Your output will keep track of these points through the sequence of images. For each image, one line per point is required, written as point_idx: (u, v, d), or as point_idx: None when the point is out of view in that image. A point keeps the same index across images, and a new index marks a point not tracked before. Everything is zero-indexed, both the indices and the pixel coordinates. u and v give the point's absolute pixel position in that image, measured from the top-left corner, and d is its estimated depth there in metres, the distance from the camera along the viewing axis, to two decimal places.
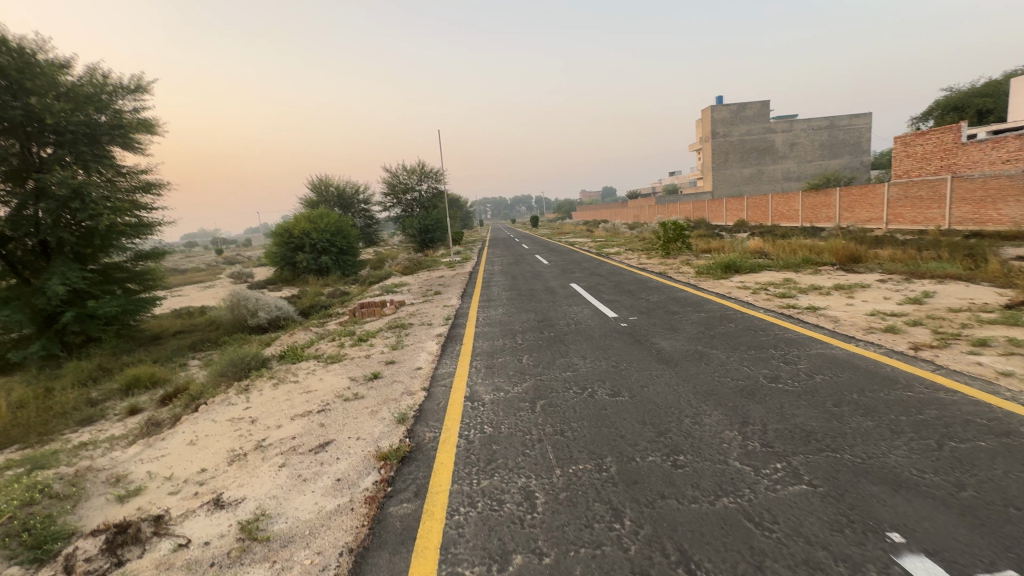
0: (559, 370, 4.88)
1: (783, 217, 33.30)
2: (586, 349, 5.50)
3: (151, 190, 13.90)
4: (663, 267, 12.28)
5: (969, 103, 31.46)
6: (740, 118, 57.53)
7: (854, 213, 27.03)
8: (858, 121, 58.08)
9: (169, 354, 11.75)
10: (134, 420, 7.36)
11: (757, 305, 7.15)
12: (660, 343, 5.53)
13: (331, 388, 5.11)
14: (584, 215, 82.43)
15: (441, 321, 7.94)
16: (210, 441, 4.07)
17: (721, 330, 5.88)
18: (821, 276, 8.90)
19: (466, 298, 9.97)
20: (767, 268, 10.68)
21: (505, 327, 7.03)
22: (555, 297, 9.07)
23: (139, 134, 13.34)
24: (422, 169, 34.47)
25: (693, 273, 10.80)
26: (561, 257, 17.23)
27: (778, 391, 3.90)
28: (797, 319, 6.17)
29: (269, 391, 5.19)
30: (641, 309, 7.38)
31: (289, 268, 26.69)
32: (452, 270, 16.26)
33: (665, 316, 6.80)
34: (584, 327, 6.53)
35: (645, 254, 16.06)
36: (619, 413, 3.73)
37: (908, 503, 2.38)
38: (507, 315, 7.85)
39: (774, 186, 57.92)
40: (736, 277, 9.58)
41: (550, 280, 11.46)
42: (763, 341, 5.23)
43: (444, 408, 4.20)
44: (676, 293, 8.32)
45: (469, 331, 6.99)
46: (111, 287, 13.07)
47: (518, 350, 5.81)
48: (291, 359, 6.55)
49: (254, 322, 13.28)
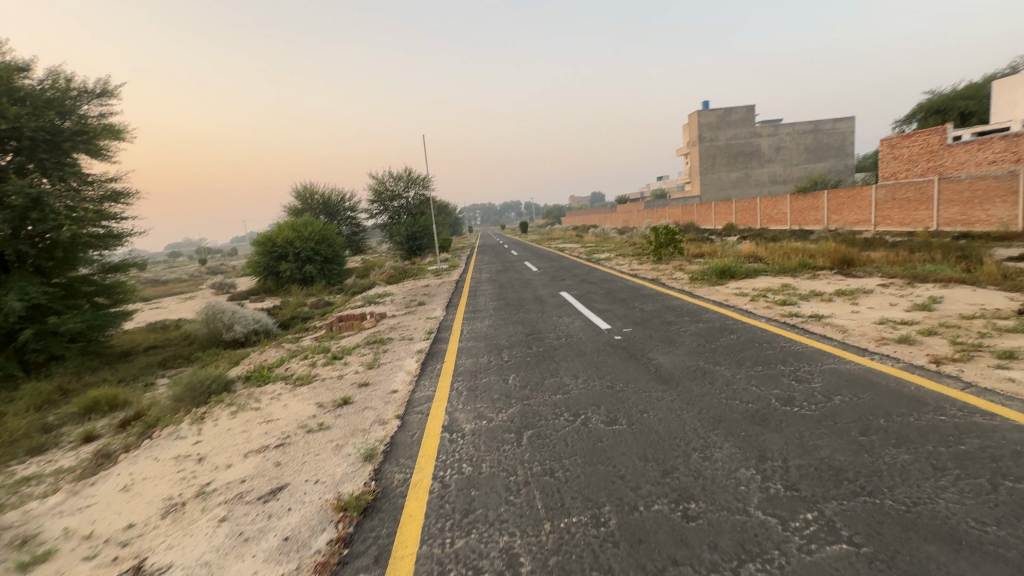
0: (549, 393, 4.41)
1: (772, 220, 33.33)
2: (578, 367, 5.04)
3: (120, 199, 13.24)
4: (655, 273, 11.91)
5: (952, 105, 31.81)
6: (726, 122, 57.97)
7: (842, 216, 27.05)
8: (842, 125, 58.83)
9: (137, 373, 11.06)
10: (86, 450, 6.72)
11: (758, 314, 6.75)
12: (658, 359, 5.08)
13: (293, 417, 4.57)
14: (574, 220, 82.42)
15: (422, 335, 7.44)
16: (145, 487, 3.52)
17: (723, 343, 5.45)
18: (820, 282, 8.55)
19: (451, 309, 9.48)
20: (762, 273, 10.34)
21: (491, 341, 6.54)
22: (544, 307, 8.61)
23: (105, 140, 12.70)
24: (408, 175, 34.04)
25: (687, 279, 10.43)
26: (551, 264, 16.81)
27: (794, 416, 3.46)
28: (803, 330, 5.76)
29: (225, 422, 4.62)
30: (635, 319, 6.94)
31: (272, 278, 25.98)
32: (439, 279, 15.78)
33: (661, 328, 6.36)
34: (576, 341, 6.07)
35: (636, 260, 15.71)
36: (616, 447, 3.25)
37: (977, 571, 1.93)
38: (493, 328, 7.36)
39: (760, 189, 58.34)
40: (732, 283, 9.22)
41: (540, 288, 11.02)
42: (769, 356, 4.80)
43: (418, 442, 3.70)
44: (671, 302, 7.91)
45: (452, 347, 6.50)
46: (76, 302, 12.37)
47: (503, 368, 5.33)
48: (257, 381, 5.97)
49: (229, 337, 12.62)
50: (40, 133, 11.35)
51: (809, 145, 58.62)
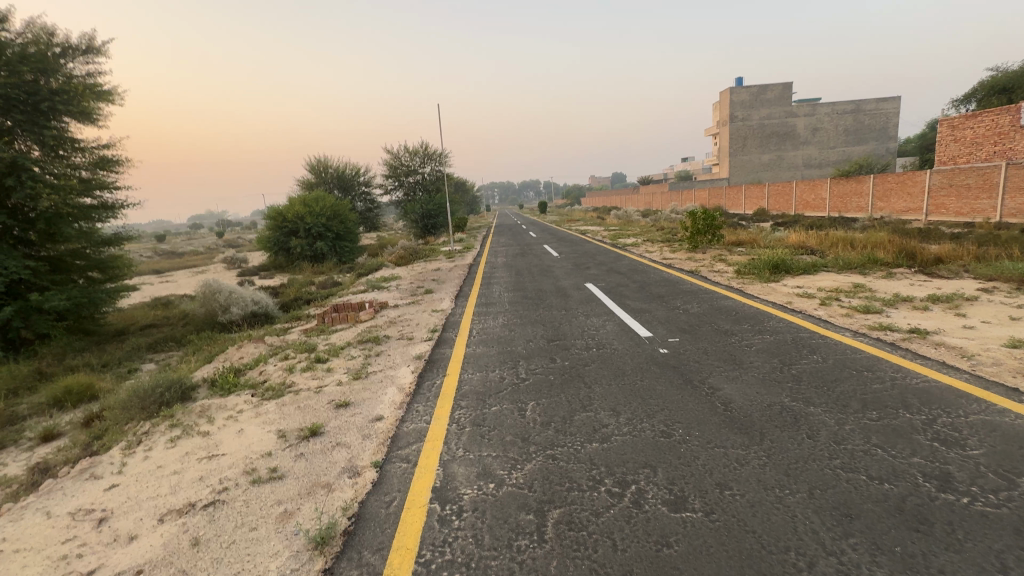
0: (581, 439, 3.23)
1: (808, 206, 31.19)
2: (617, 395, 3.84)
3: (110, 167, 12.31)
4: (693, 264, 10.56)
5: (1019, 84, 28.89)
6: (761, 100, 54.84)
7: (888, 203, 24.95)
8: (885, 105, 55.21)
9: (124, 357, 10.27)
10: (37, 455, 5.83)
11: (838, 325, 5.42)
12: (724, 389, 3.84)
13: (243, 453, 3.49)
14: (594, 201, 80.20)
15: (425, 334, 6.30)
16: (8, 570, 2.48)
17: (806, 367, 4.16)
18: (901, 284, 7.11)
19: (461, 300, 8.34)
20: (822, 267, 8.91)
21: (505, 349, 5.36)
22: (568, 302, 7.37)
23: (91, 102, 11.70)
24: (424, 150, 32.76)
25: (733, 272, 9.09)
26: (572, 249, 15.49)
27: (973, 520, 2.20)
28: (907, 351, 4.44)
29: (157, 456, 3.56)
30: (680, 326, 5.68)
31: (283, 253, 25.24)
32: (451, 262, 14.64)
33: (716, 340, 5.08)
34: (611, 353, 4.87)
35: (666, 247, 14.28)
36: (695, 562, 2.08)
37: None
38: (508, 329, 6.18)
39: (793, 173, 55.35)
40: (790, 281, 7.86)
41: (562, 277, 9.80)
42: (881, 394, 3.52)
43: (395, 518, 2.56)
44: (721, 303, 6.61)
45: (457, 354, 5.34)
46: (64, 277, 11.65)
47: (520, 390, 4.16)
48: (221, 390, 4.93)
49: (225, 320, 11.77)
50: (15, 90, 10.37)
51: (848, 126, 55.21)
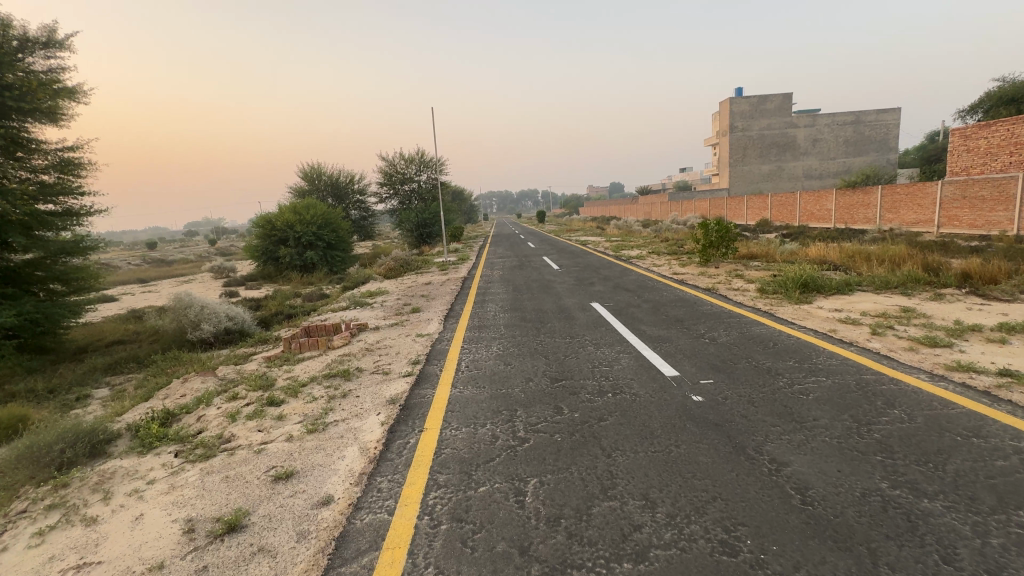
0: (605, 554, 2.22)
1: (813, 217, 30.41)
2: (648, 472, 2.84)
3: (73, 171, 11.45)
4: (708, 280, 9.60)
5: None
6: (761, 111, 54.51)
7: (898, 214, 24.17)
8: (885, 117, 54.87)
9: (76, 380, 9.24)
10: None
11: (907, 364, 4.43)
12: (792, 465, 2.84)
13: (126, 563, 2.46)
14: (593, 210, 79.56)
15: (404, 367, 5.29)
16: None
17: (891, 430, 3.17)
18: (958, 309, 6.16)
19: (450, 322, 7.33)
20: (856, 285, 7.96)
21: (499, 391, 4.34)
22: (573, 327, 6.40)
23: (52, 100, 10.85)
24: (421, 158, 31.96)
25: (756, 291, 8.13)
26: (574, 261, 14.53)
27: None
28: (1015, 405, 3.45)
29: (8, 565, 2.54)
30: (710, 362, 4.70)
31: (272, 263, 24.22)
32: (444, 275, 13.65)
33: (760, 383, 4.09)
34: (631, 402, 3.88)
35: (675, 260, 13.34)
36: None
37: None
38: (504, 362, 5.16)
39: (794, 184, 54.82)
40: (826, 302, 6.90)
41: (565, 295, 8.83)
42: (1020, 482, 2.53)
43: None
44: (755, 332, 5.62)
45: (439, 399, 4.31)
46: (19, 291, 10.71)
47: (517, 458, 3.14)
48: (141, 445, 3.90)
49: (195, 337, 10.72)
50: None
51: (849, 137, 54.83)
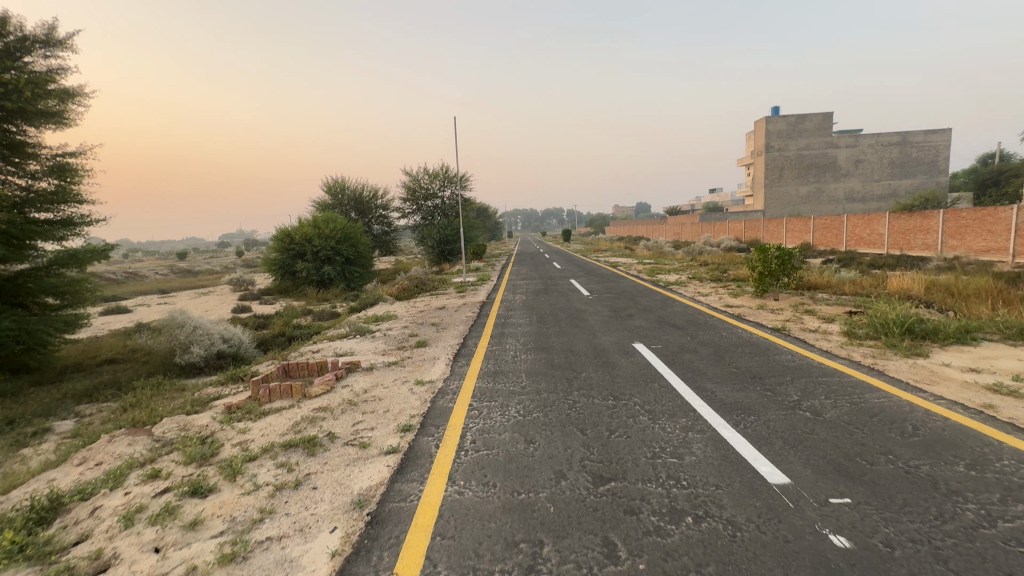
0: None
1: (862, 241, 28.09)
2: None
3: (71, 177, 10.78)
4: (772, 316, 8.01)
5: None
6: (800, 130, 52.23)
7: (963, 241, 21.82)
8: (935, 137, 51.74)
9: (45, 409, 8.18)
10: None
11: None
12: None
13: None
14: (620, 230, 77.88)
15: (390, 437, 3.91)
16: None
17: None
18: None
19: (460, 363, 5.95)
20: (977, 332, 6.26)
21: (517, 496, 2.90)
22: (614, 381, 4.92)
23: (47, 101, 10.22)
24: (445, 173, 31.09)
25: (843, 334, 6.48)
26: (606, 286, 13.05)
27: None
28: None
29: None
30: (831, 460, 3.15)
31: (289, 277, 23.54)
32: (462, 298, 12.39)
33: (940, 516, 2.53)
34: (729, 543, 2.38)
35: (723, 289, 11.71)
36: None
37: None
38: (524, 437, 3.72)
39: (835, 207, 52.04)
40: (951, 357, 5.26)
41: (600, 330, 7.40)
42: None
43: None
44: (876, 405, 4.02)
45: (426, 506, 2.87)
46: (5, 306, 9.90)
47: None
48: None
49: (183, 361, 9.65)
50: None
51: (895, 158, 51.88)
